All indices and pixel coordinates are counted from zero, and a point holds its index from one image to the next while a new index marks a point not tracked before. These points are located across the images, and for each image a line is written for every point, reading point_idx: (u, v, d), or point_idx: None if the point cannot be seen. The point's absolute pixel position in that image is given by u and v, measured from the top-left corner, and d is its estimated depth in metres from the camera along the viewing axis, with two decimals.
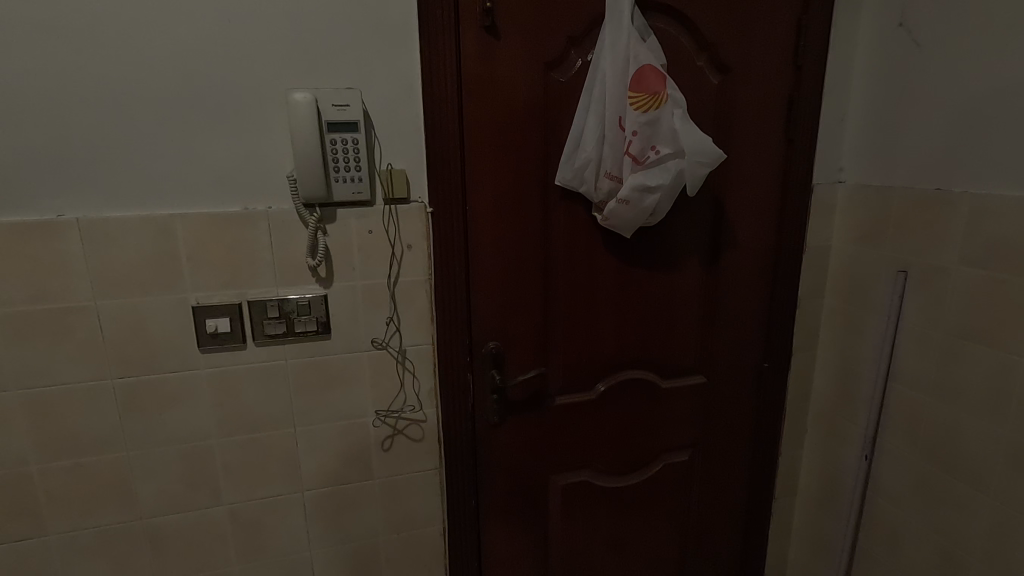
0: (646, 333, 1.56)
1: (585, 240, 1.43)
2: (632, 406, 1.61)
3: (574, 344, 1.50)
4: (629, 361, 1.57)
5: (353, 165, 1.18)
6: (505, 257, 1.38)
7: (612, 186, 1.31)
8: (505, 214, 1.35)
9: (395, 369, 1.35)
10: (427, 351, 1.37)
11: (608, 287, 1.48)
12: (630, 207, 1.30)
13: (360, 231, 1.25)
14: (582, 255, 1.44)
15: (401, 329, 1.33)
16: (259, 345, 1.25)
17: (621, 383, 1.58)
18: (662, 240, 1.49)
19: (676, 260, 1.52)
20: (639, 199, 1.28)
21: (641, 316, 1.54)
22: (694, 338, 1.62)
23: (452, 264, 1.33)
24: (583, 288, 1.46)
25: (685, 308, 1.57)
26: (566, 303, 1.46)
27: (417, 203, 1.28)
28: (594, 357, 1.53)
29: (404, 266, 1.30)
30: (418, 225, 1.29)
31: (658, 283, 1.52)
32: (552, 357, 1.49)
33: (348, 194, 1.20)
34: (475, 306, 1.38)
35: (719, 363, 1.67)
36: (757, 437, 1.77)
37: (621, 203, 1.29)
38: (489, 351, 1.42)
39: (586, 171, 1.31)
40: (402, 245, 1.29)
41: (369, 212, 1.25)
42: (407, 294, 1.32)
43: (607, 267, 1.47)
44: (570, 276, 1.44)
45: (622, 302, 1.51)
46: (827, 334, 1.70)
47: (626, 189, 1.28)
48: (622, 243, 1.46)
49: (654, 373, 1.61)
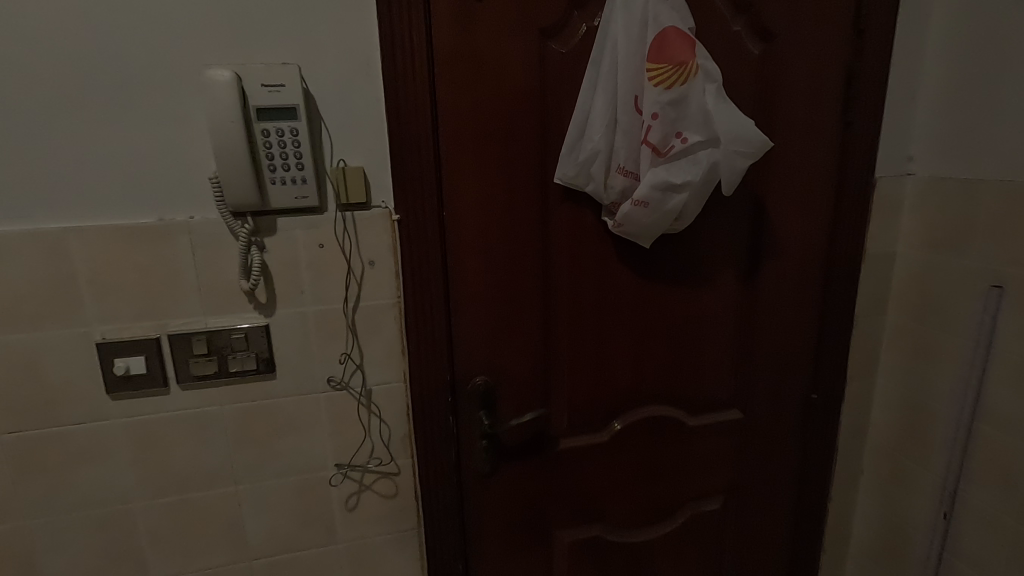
0: (668, 363, 1.29)
1: (594, 252, 1.16)
2: (653, 446, 1.34)
3: (583, 377, 1.23)
4: (649, 395, 1.30)
5: (293, 163, 0.93)
6: (495, 273, 1.12)
7: (627, 183, 1.05)
8: (493, 220, 1.09)
9: (360, 413, 1.10)
10: (399, 390, 1.11)
11: (623, 309, 1.21)
12: (651, 211, 1.03)
13: (307, 245, 1.00)
14: (590, 268, 1.17)
15: (364, 364, 1.08)
16: (186, 388, 1.01)
17: (638, 423, 1.31)
18: (689, 250, 1.21)
19: (706, 274, 1.24)
20: (661, 201, 1.02)
21: (663, 342, 1.27)
22: (728, 367, 1.34)
23: (428, 285, 1.07)
24: (593, 308, 1.20)
25: (716, 331, 1.30)
26: (572, 327, 1.19)
27: (379, 211, 1.02)
28: (605, 393, 1.26)
29: (366, 287, 1.05)
30: (383, 236, 1.03)
31: (683, 303, 1.25)
32: (554, 394, 1.23)
33: (289, 199, 0.95)
34: (458, 334, 1.13)
35: (758, 395, 1.38)
36: (804, 480, 1.49)
37: (638, 206, 1.03)
38: (476, 389, 1.16)
39: (594, 165, 1.04)
40: (362, 262, 1.03)
41: (318, 221, 0.99)
42: (371, 322, 1.07)
43: (621, 285, 1.20)
44: (575, 296, 1.18)
45: (639, 326, 1.24)
46: (890, 358, 1.41)
47: (645, 188, 1.01)
48: (639, 253, 1.18)
49: (678, 409, 1.33)
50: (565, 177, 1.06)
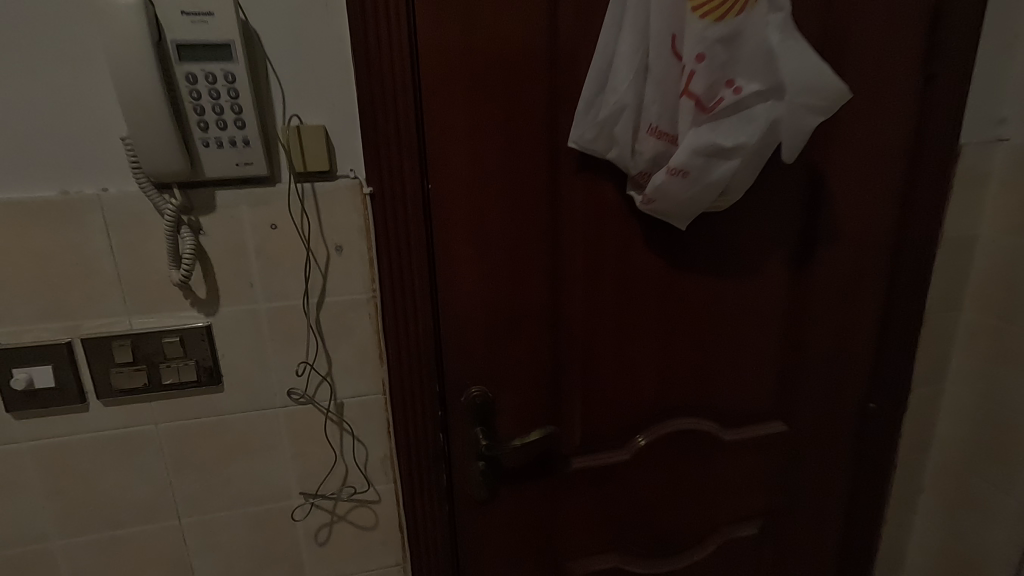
0: (701, 368, 1.08)
1: (614, 236, 0.94)
2: (682, 464, 1.14)
3: (600, 385, 1.03)
4: (677, 407, 1.09)
5: (231, 118, 0.73)
6: (493, 260, 0.91)
7: (661, 148, 0.82)
8: (490, 197, 0.88)
9: (329, 432, 0.91)
10: (376, 404, 0.92)
11: (649, 305, 1.00)
12: (690, 183, 0.81)
13: (256, 227, 0.80)
14: (610, 253, 0.95)
15: (332, 373, 0.88)
16: (109, 404, 0.81)
17: (664, 438, 1.10)
18: (731, 233, 0.99)
19: (749, 262, 1.02)
20: (704, 169, 0.79)
21: (695, 344, 1.05)
22: (772, 372, 1.13)
23: (410, 276, 0.87)
24: (613, 303, 0.98)
25: (759, 331, 1.09)
26: (588, 326, 0.98)
27: (346, 182, 0.81)
28: (625, 405, 1.06)
29: (333, 279, 0.84)
30: (352, 215, 0.82)
31: (721, 297, 1.04)
32: (564, 407, 1.03)
33: (229, 165, 0.75)
34: (448, 337, 0.92)
35: (805, 406, 1.17)
36: (855, 501, 1.28)
37: (674, 176, 0.81)
38: (471, 403, 0.96)
39: (619, 124, 0.82)
40: (327, 248, 0.83)
41: (268, 195, 0.79)
42: (340, 321, 0.86)
43: (647, 276, 0.98)
44: (591, 290, 0.96)
45: (667, 325, 1.02)
46: (964, 362, 1.19)
47: (684, 153, 0.78)
48: (670, 236, 0.96)
49: (712, 422, 1.12)
50: (581, 141, 0.84)
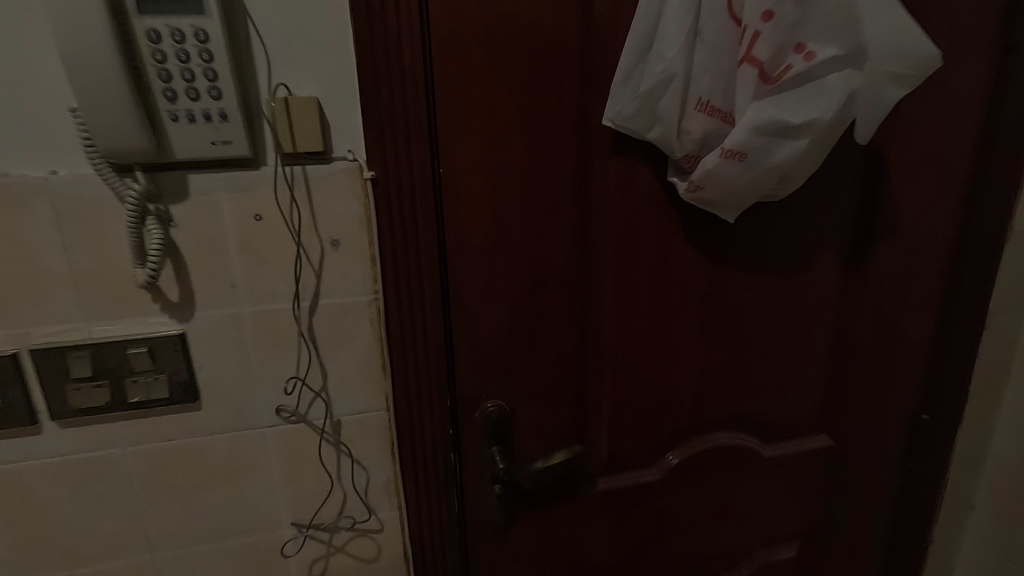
0: (743, 379, 0.96)
1: (651, 230, 0.82)
2: (718, 484, 1.02)
3: (631, 398, 0.91)
4: (714, 421, 0.98)
5: (205, 87, 0.60)
6: (513, 257, 0.79)
7: (711, 127, 0.71)
8: (510, 184, 0.76)
9: (324, 454, 0.79)
10: (378, 422, 0.80)
11: (688, 308, 0.88)
12: (748, 167, 0.69)
13: (237, 217, 0.68)
14: (646, 249, 0.83)
15: (328, 387, 0.76)
16: (67, 425, 0.70)
17: (699, 455, 0.99)
18: (781, 226, 0.87)
19: (799, 259, 0.91)
20: (765, 151, 0.67)
21: (736, 352, 0.94)
22: (818, 381, 1.01)
23: (418, 275, 0.75)
24: (647, 306, 0.86)
25: (807, 336, 0.97)
26: (619, 332, 0.87)
27: (343, 165, 0.69)
28: (658, 420, 0.94)
29: (328, 279, 0.72)
30: (351, 204, 0.70)
31: (767, 299, 0.92)
32: (591, 424, 0.91)
33: (203, 144, 0.63)
34: (461, 346, 0.81)
35: (852, 418, 1.06)
36: (899, 520, 1.17)
37: (729, 158, 0.68)
38: (486, 419, 0.84)
39: (664, 98, 0.70)
40: (321, 242, 0.71)
41: (252, 180, 0.67)
42: (336, 328, 0.74)
43: (686, 276, 0.86)
44: (623, 292, 0.85)
45: (707, 331, 0.91)
46: None
47: (743, 132, 0.66)
48: (713, 229, 0.85)
49: (751, 437, 1.01)
50: (618, 119, 0.72)
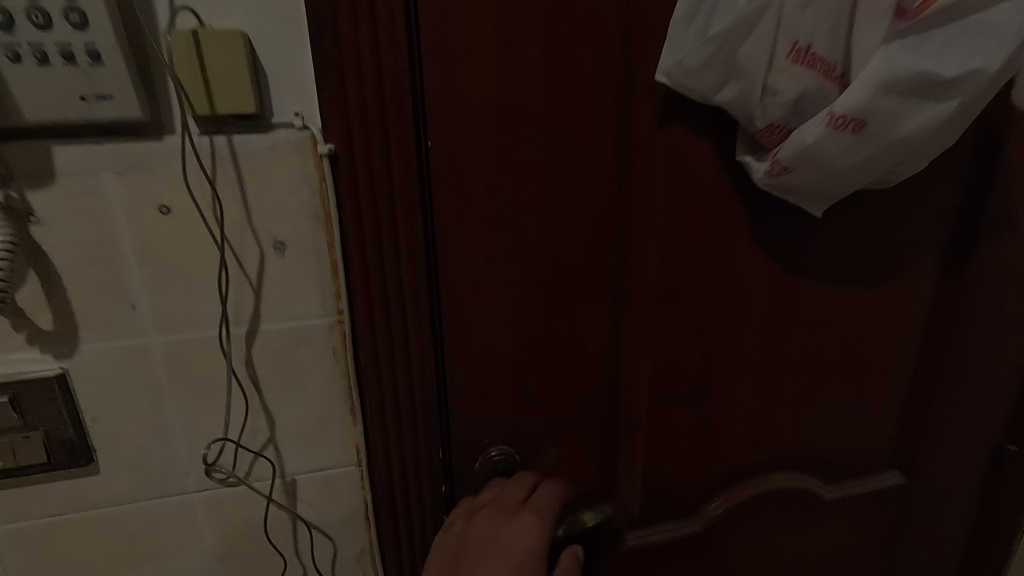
0: (809, 413, 0.77)
1: (710, 227, 0.62)
2: (770, 535, 0.83)
3: (672, 440, 0.72)
4: (771, 462, 0.79)
5: (58, 7, 0.38)
6: (526, 265, 0.58)
7: (809, 84, 0.50)
8: (526, 166, 0.55)
9: (274, 525, 0.59)
10: (347, 481, 0.60)
11: (750, 328, 0.69)
12: (864, 141, 0.49)
13: (133, 211, 0.47)
14: (701, 252, 0.63)
15: (277, 439, 0.57)
16: None
17: (752, 502, 0.79)
18: (871, 219, 0.67)
19: (887, 263, 0.71)
20: (894, 119, 0.47)
21: (805, 380, 0.74)
22: (894, 410, 0.82)
23: (397, 292, 0.54)
24: (699, 326, 0.66)
25: (888, 356, 0.78)
26: (661, 360, 0.67)
27: (288, 135, 0.48)
28: (705, 465, 0.75)
29: (273, 297, 0.52)
30: (302, 192, 0.50)
31: (845, 313, 0.72)
32: (621, 472, 0.71)
33: (69, 99, 0.41)
34: (456, 381, 0.61)
35: (935, 457, 0.86)
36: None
37: (842, 127, 0.48)
38: (489, 471, 0.64)
39: (746, 41, 0.49)
40: (260, 245, 0.50)
41: (152, 156, 0.46)
42: (286, 363, 0.54)
43: (749, 285, 0.66)
44: (670, 309, 0.64)
45: (770, 356, 0.71)
46: None
47: (867, 89, 0.47)
48: (788, 223, 0.64)
49: (814, 477, 0.82)
50: (678, 73, 0.51)
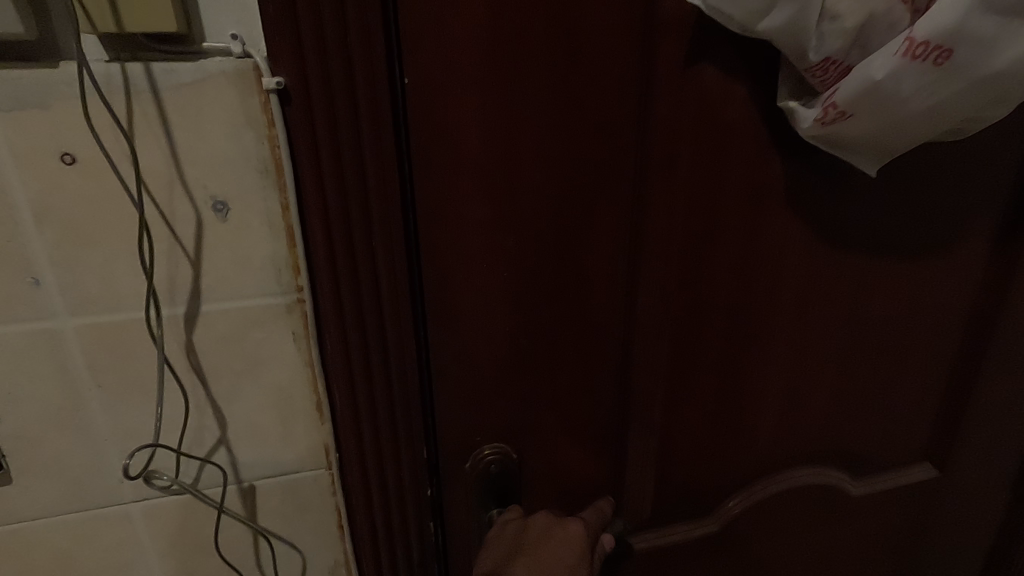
0: (840, 404, 0.68)
1: (741, 189, 0.52)
2: (793, 537, 0.75)
3: (688, 434, 0.63)
4: (795, 458, 0.70)
5: None
6: (524, 233, 0.49)
7: (878, 7, 0.40)
8: (525, 111, 0.45)
9: (229, 536, 0.51)
10: (315, 487, 0.52)
11: (781, 309, 0.60)
12: (944, 76, 0.40)
13: (29, 160, 0.37)
14: (730, 218, 0.53)
15: (228, 439, 0.48)
16: None
17: (772, 501, 0.71)
18: (923, 182, 0.58)
19: (942, 236, 0.61)
20: (986, 47, 0.39)
21: (838, 367, 0.66)
22: (934, 405, 0.73)
23: (368, 265, 0.44)
24: (723, 305, 0.57)
25: (933, 344, 0.68)
26: (679, 344, 0.58)
27: (225, 64, 0.38)
28: (724, 461, 0.67)
29: (214, 270, 0.42)
30: (245, 138, 0.40)
31: (890, 291, 0.63)
32: (631, 472, 0.63)
33: None
34: (442, 369, 0.52)
35: (980, 456, 0.76)
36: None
37: (922, 58, 0.39)
38: (480, 473, 0.56)
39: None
40: (194, 205, 0.40)
41: (46, 88, 0.36)
42: (235, 351, 0.45)
43: (782, 258, 0.57)
44: (691, 286, 0.55)
45: (802, 340, 0.62)
46: None
47: (960, 6, 0.37)
48: (830, 186, 0.55)
49: (841, 472, 0.73)
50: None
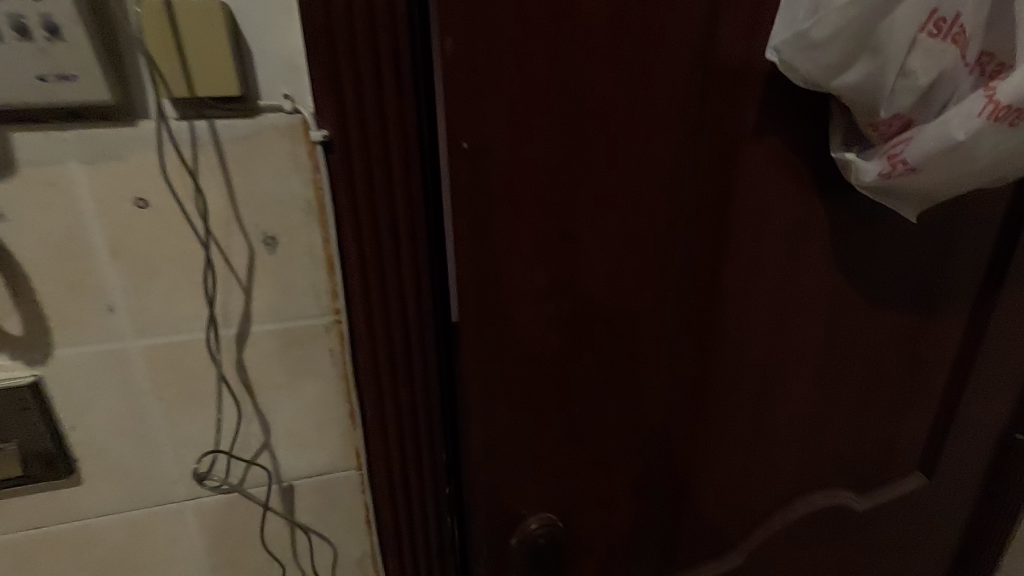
0: (851, 426, 0.74)
1: (769, 232, 0.57)
2: (815, 554, 0.81)
3: (718, 466, 0.68)
4: (812, 479, 0.76)
5: None
6: (585, 294, 0.53)
7: (948, 66, 0.45)
8: (583, 183, 0.49)
9: (271, 532, 0.57)
10: (346, 485, 0.58)
11: (795, 339, 0.64)
12: (1016, 135, 0.45)
13: (105, 202, 0.42)
14: (759, 274, 0.58)
15: (271, 446, 0.53)
16: None
17: (784, 515, 0.76)
18: (920, 235, 0.64)
19: (938, 275, 0.68)
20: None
21: (848, 394, 0.71)
22: (926, 420, 0.80)
23: (399, 296, 0.49)
24: (751, 348, 0.63)
25: (923, 362, 0.74)
26: (713, 386, 0.63)
27: (277, 119, 0.43)
28: (750, 487, 0.72)
29: (263, 296, 0.48)
30: (293, 182, 0.45)
31: (894, 326, 0.69)
32: (670, 501, 0.67)
33: (29, 84, 0.37)
34: (496, 400, 0.55)
35: (958, 462, 0.84)
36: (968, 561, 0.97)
37: (1002, 119, 0.44)
38: (528, 549, 0.61)
39: (879, 17, 0.43)
40: (248, 240, 0.46)
41: (125, 142, 0.41)
42: (280, 366, 0.51)
43: (801, 303, 0.62)
44: (722, 321, 0.60)
45: (819, 373, 0.68)
46: None
47: None
48: (845, 240, 0.60)
49: (849, 491, 0.79)
50: (794, 46, 0.44)
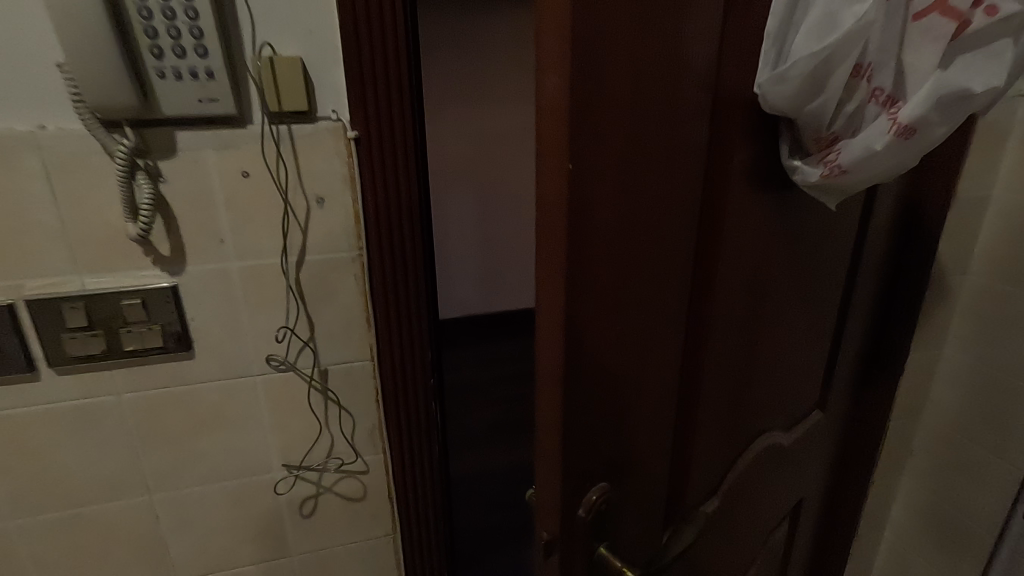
0: (779, 385, 0.79)
1: (747, 238, 0.57)
2: (753, 498, 0.84)
3: (707, 460, 0.67)
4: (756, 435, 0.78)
5: (191, 45, 0.62)
6: (632, 324, 0.49)
7: (865, 97, 0.51)
8: (643, 207, 0.45)
9: (313, 401, 0.84)
10: (362, 371, 0.85)
11: (753, 342, 0.66)
12: (912, 146, 0.50)
13: (225, 174, 0.70)
14: (746, 249, 0.57)
15: (315, 339, 0.81)
16: (66, 374, 0.73)
17: (738, 485, 0.77)
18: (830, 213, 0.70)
19: (838, 244, 0.76)
20: (939, 127, 0.49)
21: (782, 358, 0.76)
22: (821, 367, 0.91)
23: (400, 235, 0.78)
24: (737, 349, 0.63)
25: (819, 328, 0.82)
26: (712, 392, 0.63)
27: (328, 125, 0.72)
28: (720, 456, 0.70)
29: (313, 235, 0.76)
30: (334, 163, 0.73)
31: (813, 288, 0.75)
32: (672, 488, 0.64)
33: (191, 103, 0.65)
34: (566, 450, 0.49)
35: (836, 398, 1.00)
36: (845, 488, 1.17)
37: (902, 135, 0.49)
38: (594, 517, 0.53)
39: (838, 57, 0.47)
40: (306, 200, 0.74)
41: (240, 138, 0.69)
42: (322, 283, 0.78)
43: (765, 271, 0.62)
44: (723, 324, 0.60)
45: (769, 350, 0.72)
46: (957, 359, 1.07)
47: (928, 99, 0.47)
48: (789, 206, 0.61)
49: (778, 431, 0.84)
50: (774, 84, 0.46)
